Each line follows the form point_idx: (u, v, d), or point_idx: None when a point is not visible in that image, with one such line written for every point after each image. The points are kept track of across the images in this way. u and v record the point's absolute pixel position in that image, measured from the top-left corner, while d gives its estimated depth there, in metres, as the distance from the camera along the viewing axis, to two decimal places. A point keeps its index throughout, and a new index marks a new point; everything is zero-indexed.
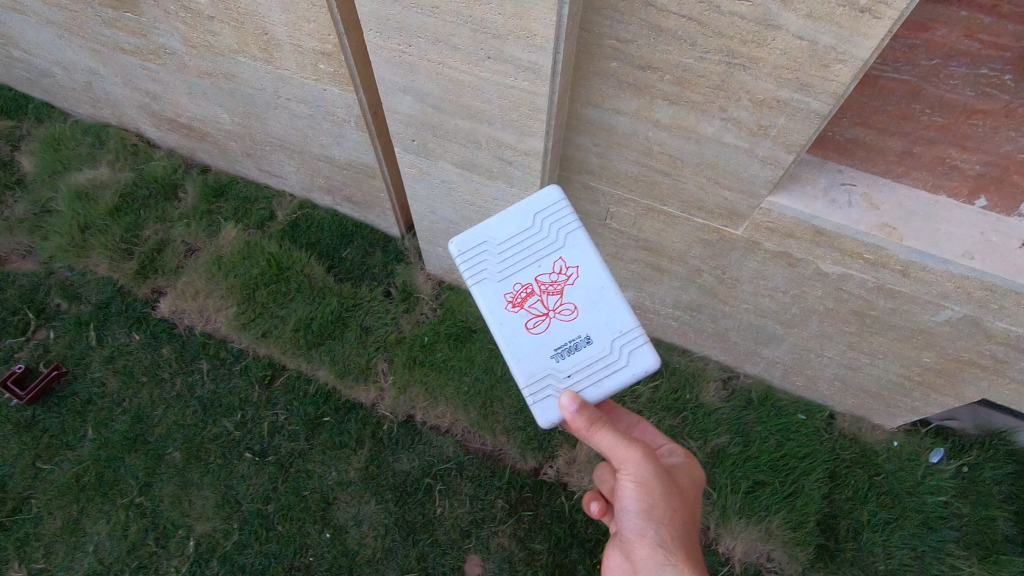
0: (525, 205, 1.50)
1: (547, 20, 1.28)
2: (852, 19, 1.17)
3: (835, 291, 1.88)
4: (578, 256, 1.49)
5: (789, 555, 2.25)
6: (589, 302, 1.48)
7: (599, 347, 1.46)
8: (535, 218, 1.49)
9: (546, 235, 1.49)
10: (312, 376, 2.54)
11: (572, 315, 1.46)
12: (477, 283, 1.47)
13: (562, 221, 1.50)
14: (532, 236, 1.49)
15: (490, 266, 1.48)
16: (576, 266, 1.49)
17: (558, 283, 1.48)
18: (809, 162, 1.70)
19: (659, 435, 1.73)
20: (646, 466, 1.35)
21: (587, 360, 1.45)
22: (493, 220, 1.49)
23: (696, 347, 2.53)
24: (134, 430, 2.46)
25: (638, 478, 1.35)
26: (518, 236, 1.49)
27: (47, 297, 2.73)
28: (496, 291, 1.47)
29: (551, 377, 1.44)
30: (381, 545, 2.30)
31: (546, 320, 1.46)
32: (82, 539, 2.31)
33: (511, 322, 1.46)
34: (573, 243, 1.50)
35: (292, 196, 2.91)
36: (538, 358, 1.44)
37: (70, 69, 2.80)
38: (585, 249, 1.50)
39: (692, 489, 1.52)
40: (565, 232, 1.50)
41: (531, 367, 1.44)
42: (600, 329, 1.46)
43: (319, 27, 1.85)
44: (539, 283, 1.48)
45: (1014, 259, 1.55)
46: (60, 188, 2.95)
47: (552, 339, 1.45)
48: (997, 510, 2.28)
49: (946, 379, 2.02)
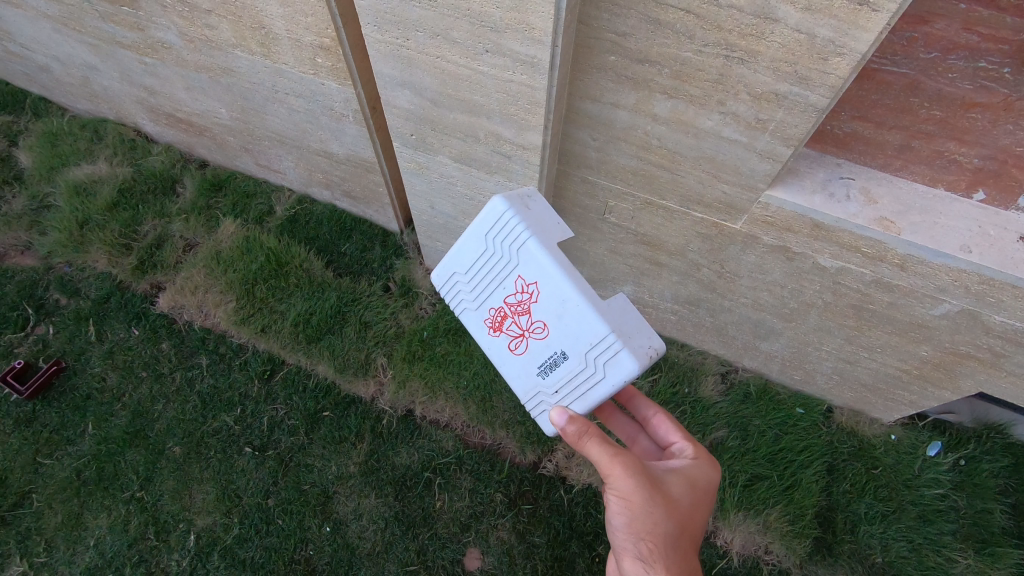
0: (479, 227, 1.45)
1: (545, 13, 1.27)
2: (851, 12, 1.17)
3: (833, 285, 1.89)
4: (534, 270, 1.39)
5: (787, 548, 2.26)
6: (555, 316, 1.39)
7: (576, 361, 1.38)
8: (488, 240, 1.44)
9: (502, 255, 1.43)
10: (312, 370, 2.55)
11: (544, 332, 1.42)
12: (462, 312, 1.58)
13: (509, 235, 1.40)
14: (491, 257, 1.46)
15: (467, 294, 1.55)
16: (535, 282, 1.39)
17: (524, 302, 1.43)
18: (808, 155, 1.69)
19: (676, 429, 1.64)
20: (629, 482, 1.32)
21: (569, 375, 1.40)
22: (457, 249, 1.52)
23: (695, 342, 2.54)
24: (134, 425, 2.47)
25: (620, 492, 1.32)
26: (478, 260, 1.49)
27: (46, 293, 2.73)
28: (477, 317, 1.55)
29: (542, 395, 1.47)
30: (381, 539, 2.31)
31: (523, 341, 1.46)
32: (82, 534, 2.32)
33: (496, 347, 1.53)
34: (527, 255, 1.39)
35: (291, 191, 2.91)
36: (527, 377, 1.48)
37: (68, 63, 2.80)
38: (540, 261, 1.37)
39: (699, 495, 1.45)
40: (515, 246, 1.40)
41: (523, 384, 1.50)
42: (572, 343, 1.37)
43: (317, 21, 1.85)
44: (507, 305, 1.47)
45: (1012, 253, 1.54)
46: (58, 184, 2.95)
47: (531, 359, 1.46)
48: (994, 503, 2.29)
49: (943, 372, 2.02)
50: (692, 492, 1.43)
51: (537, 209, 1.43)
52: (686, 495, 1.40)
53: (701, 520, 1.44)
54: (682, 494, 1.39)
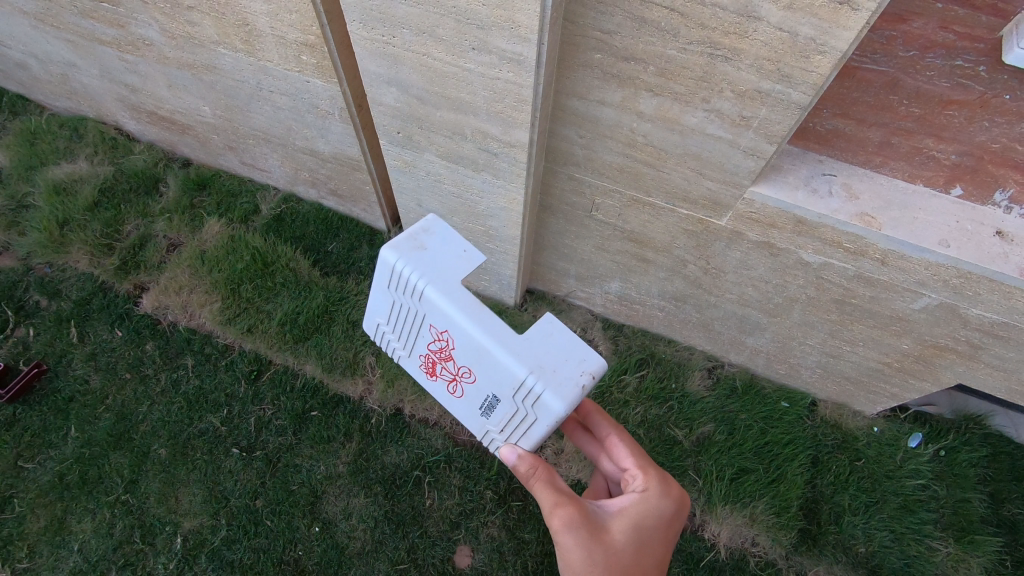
0: (381, 285, 1.51)
1: (530, 11, 1.28)
2: (832, 11, 1.19)
3: (817, 280, 1.92)
4: (442, 319, 1.40)
5: (773, 539, 2.28)
6: (477, 360, 1.39)
7: (509, 404, 1.38)
8: (391, 292, 1.49)
9: (410, 306, 1.46)
10: (299, 370, 2.53)
11: (472, 377, 1.43)
12: (400, 359, 1.62)
13: (394, 305, 1.50)
14: (402, 312, 1.51)
15: (396, 343, 1.60)
16: (445, 330, 1.41)
17: (445, 349, 1.45)
18: (790, 152, 1.72)
19: (631, 453, 1.43)
20: (564, 537, 1.22)
21: (509, 416, 1.41)
22: (371, 310, 1.59)
23: (681, 338, 2.57)
24: (118, 428, 2.43)
25: (560, 548, 1.23)
26: (393, 312, 1.53)
27: (26, 294, 2.69)
28: (412, 366, 1.60)
29: (492, 433, 1.50)
30: (370, 538, 2.30)
31: (457, 384, 1.49)
32: (66, 538, 2.28)
33: (435, 392, 1.57)
34: (429, 308, 1.40)
35: (277, 190, 2.89)
36: (473, 416, 1.52)
37: (45, 60, 2.75)
38: (442, 311, 1.39)
39: (655, 532, 1.29)
40: (403, 317, 1.50)
41: (472, 423, 1.53)
42: (499, 387, 1.37)
43: (301, 18, 1.84)
44: (426, 359, 1.54)
45: (988, 248, 1.60)
46: (36, 183, 2.90)
47: (464, 409, 1.53)
48: (973, 492, 2.34)
49: (924, 365, 2.07)
50: (643, 535, 1.27)
51: (435, 246, 1.43)
52: (637, 538, 1.26)
53: (662, 554, 1.31)
54: (632, 540, 1.25)
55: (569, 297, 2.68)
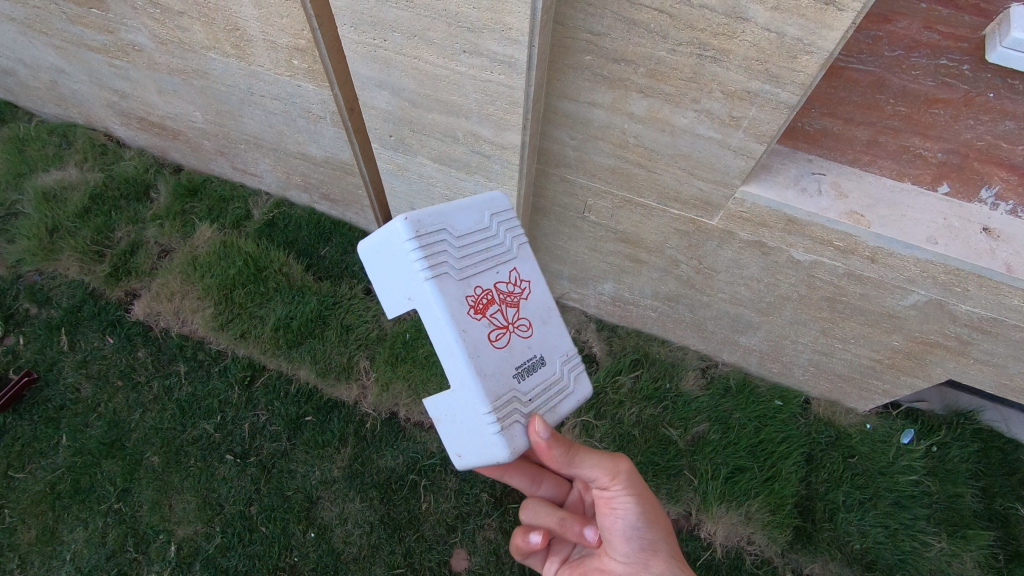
0: (479, 200, 1.40)
1: (521, 12, 1.29)
2: (818, 10, 1.21)
3: (807, 279, 1.94)
4: (529, 270, 1.47)
5: (767, 538, 2.28)
6: (541, 321, 1.45)
7: (552, 370, 1.43)
8: (490, 217, 1.41)
9: (501, 241, 1.42)
10: (293, 375, 2.53)
11: (528, 332, 1.40)
12: (437, 277, 1.24)
13: (476, 229, 1.36)
14: (482, 238, 1.37)
15: (450, 258, 1.28)
16: (528, 280, 1.45)
17: (513, 295, 1.40)
18: (780, 152, 1.75)
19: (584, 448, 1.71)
20: (633, 476, 1.41)
21: (543, 383, 1.40)
22: (440, 210, 1.30)
23: (675, 338, 2.58)
24: (111, 436, 2.41)
25: (630, 490, 1.40)
26: (474, 231, 1.36)
27: (15, 302, 2.67)
28: (451, 293, 1.26)
29: (515, 400, 1.31)
30: (366, 543, 2.29)
31: (506, 333, 1.34)
32: (58, 549, 2.25)
33: (474, 333, 1.27)
34: (521, 256, 1.47)
35: (269, 195, 2.89)
36: (503, 375, 1.30)
37: (33, 66, 2.74)
38: (534, 264, 1.49)
39: None
40: (485, 244, 1.37)
41: (497, 385, 1.28)
42: (550, 350, 1.45)
43: (291, 22, 1.85)
44: (482, 292, 1.32)
45: (975, 244, 1.62)
46: (25, 190, 2.87)
47: (496, 363, 1.29)
48: (963, 487, 2.37)
49: (914, 361, 2.09)
50: None
51: None
52: None
53: None
54: None
55: (564, 298, 2.68)
